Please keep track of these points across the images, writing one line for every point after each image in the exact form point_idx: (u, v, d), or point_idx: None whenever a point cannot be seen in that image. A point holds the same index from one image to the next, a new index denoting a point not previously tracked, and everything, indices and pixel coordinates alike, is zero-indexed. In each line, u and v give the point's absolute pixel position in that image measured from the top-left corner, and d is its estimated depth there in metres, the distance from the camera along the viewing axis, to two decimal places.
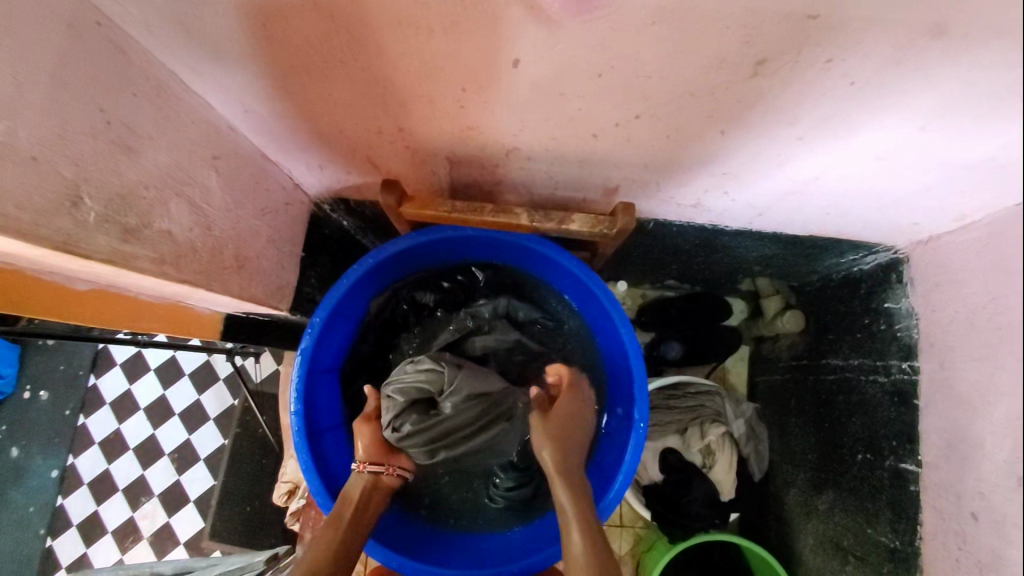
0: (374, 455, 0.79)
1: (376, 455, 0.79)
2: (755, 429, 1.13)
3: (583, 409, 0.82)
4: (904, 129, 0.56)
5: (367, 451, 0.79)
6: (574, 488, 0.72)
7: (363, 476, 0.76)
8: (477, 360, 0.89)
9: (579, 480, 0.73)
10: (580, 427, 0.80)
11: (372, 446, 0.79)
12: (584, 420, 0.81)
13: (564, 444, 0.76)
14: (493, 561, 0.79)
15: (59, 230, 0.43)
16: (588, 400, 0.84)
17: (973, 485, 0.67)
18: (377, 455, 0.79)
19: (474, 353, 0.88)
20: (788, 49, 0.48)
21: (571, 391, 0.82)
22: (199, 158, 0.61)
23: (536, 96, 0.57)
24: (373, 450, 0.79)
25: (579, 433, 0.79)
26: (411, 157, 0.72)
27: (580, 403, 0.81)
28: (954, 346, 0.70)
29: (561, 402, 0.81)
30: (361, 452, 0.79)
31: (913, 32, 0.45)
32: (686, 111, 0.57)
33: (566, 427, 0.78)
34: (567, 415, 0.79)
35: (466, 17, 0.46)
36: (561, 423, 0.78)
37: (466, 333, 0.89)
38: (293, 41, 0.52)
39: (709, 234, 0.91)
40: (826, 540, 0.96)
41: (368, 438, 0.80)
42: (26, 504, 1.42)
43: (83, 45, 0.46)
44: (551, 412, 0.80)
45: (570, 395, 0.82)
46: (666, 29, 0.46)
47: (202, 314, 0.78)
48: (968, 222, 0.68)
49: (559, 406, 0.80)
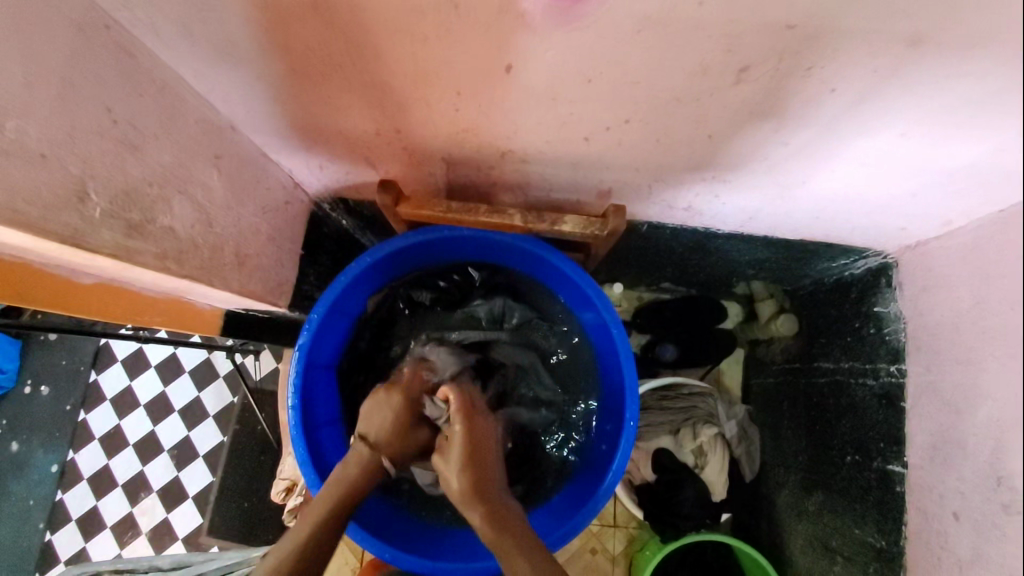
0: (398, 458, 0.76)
1: (399, 454, 0.75)
2: (747, 431, 1.15)
3: (483, 430, 0.75)
4: (887, 137, 0.58)
5: (400, 452, 0.75)
6: (500, 513, 0.65)
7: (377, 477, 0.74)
8: (490, 367, 0.90)
9: (499, 505, 0.66)
10: (486, 448, 0.73)
11: (404, 446, 0.75)
12: (492, 444, 0.75)
13: (479, 474, 0.69)
14: (485, 554, 0.77)
15: (66, 226, 0.45)
16: (481, 414, 0.77)
17: (955, 485, 0.68)
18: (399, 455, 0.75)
19: (490, 362, 0.90)
20: (772, 58, 0.49)
21: (466, 411, 0.75)
22: (201, 156, 0.62)
23: (529, 100, 0.58)
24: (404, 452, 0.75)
25: (488, 456, 0.72)
26: (408, 158, 0.74)
27: (479, 425, 0.75)
28: (940, 350, 0.72)
29: (456, 430, 0.73)
30: (396, 443, 0.74)
31: (890, 43, 0.46)
32: (675, 116, 0.59)
33: (474, 452, 0.70)
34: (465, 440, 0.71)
35: (460, 24, 0.48)
36: (468, 449, 0.71)
37: (483, 343, 0.91)
38: (294, 45, 0.53)
39: (702, 237, 0.92)
40: (815, 541, 0.97)
41: (409, 438, 0.76)
42: (26, 498, 1.44)
43: (89, 47, 0.48)
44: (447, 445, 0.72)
45: (464, 417, 0.74)
46: (654, 37, 0.48)
47: (204, 311, 0.80)
48: (954, 228, 0.70)
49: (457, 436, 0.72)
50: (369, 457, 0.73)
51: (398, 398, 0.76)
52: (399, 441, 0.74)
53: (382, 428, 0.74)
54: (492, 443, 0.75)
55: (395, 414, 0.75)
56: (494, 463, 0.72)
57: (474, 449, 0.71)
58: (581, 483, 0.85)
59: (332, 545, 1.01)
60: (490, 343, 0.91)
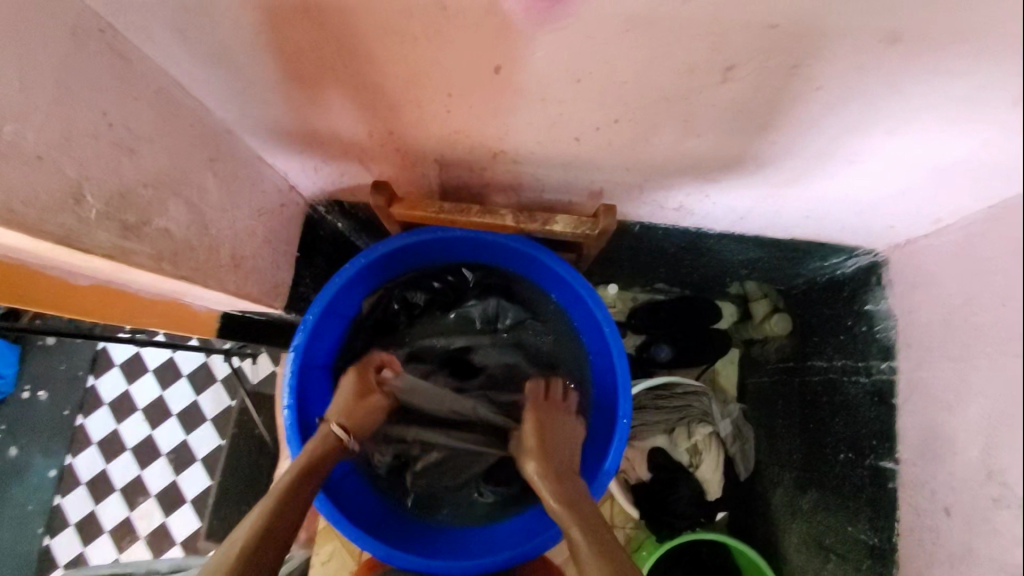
0: (358, 431, 0.79)
1: (355, 422, 0.78)
2: (741, 430, 1.15)
3: (562, 419, 0.82)
4: (871, 134, 0.59)
5: (357, 420, 0.78)
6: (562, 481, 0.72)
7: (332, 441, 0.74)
8: (474, 371, 0.92)
9: (563, 477, 0.73)
10: (562, 434, 0.80)
11: (359, 413, 0.79)
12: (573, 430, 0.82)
13: (550, 456, 0.75)
14: (476, 552, 0.80)
15: (62, 226, 0.45)
16: (566, 405, 0.85)
17: (946, 481, 0.69)
18: (354, 423, 0.78)
19: (474, 366, 0.92)
20: (755, 58, 0.50)
21: (544, 407, 0.83)
22: (196, 159, 0.63)
23: (519, 101, 0.59)
24: (360, 419, 0.79)
25: (561, 440, 0.79)
26: (401, 160, 0.75)
27: (557, 415, 0.82)
28: (929, 346, 0.72)
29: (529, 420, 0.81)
30: (351, 410, 0.78)
31: (870, 42, 0.47)
32: (663, 116, 0.60)
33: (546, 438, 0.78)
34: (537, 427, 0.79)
35: (449, 27, 0.49)
36: (540, 433, 0.78)
37: (467, 347, 0.93)
38: (287, 48, 0.54)
39: (695, 237, 0.93)
40: (810, 539, 0.98)
41: (363, 404, 0.80)
42: (24, 504, 1.42)
43: (85, 51, 0.49)
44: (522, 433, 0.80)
45: (538, 410, 0.82)
46: (639, 37, 0.49)
47: (200, 312, 0.81)
48: (943, 226, 0.71)
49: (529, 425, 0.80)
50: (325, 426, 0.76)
51: (351, 375, 0.82)
52: (352, 408, 0.78)
53: (337, 403, 0.79)
54: (572, 432, 0.81)
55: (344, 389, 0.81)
56: (569, 447, 0.79)
57: (543, 433, 0.78)
58: None
59: (330, 547, 1.02)
60: (474, 347, 0.93)
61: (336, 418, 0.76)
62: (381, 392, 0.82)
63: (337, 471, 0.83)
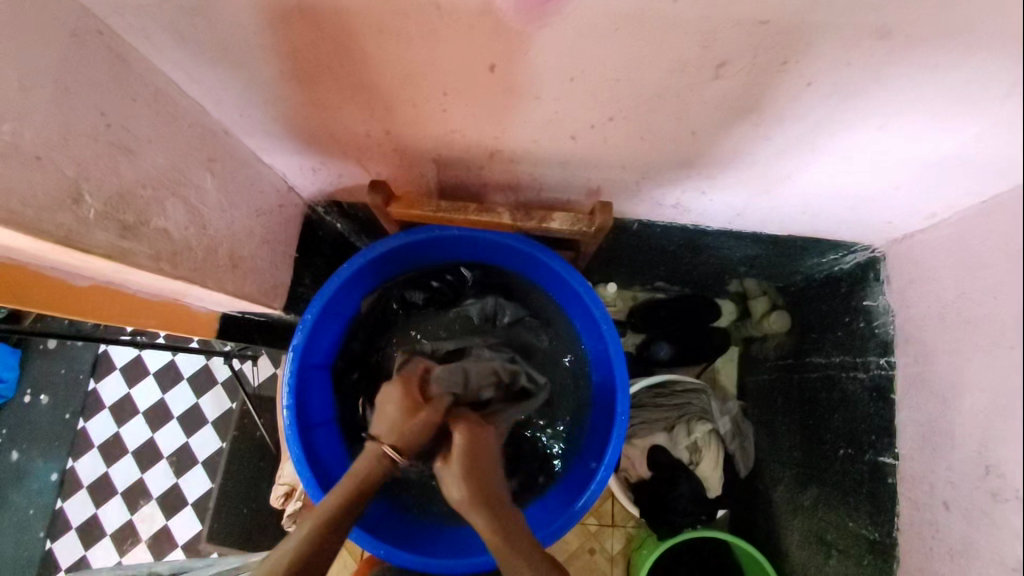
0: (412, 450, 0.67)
1: (407, 443, 0.66)
2: (740, 427, 1.16)
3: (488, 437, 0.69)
4: (865, 129, 0.59)
5: (406, 440, 0.65)
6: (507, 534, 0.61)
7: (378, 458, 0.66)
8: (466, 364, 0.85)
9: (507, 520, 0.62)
10: (488, 458, 0.67)
11: (409, 432, 0.65)
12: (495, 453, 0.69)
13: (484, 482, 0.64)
14: (480, 549, 0.79)
15: (61, 226, 0.46)
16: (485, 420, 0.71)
17: (945, 474, 0.69)
18: (407, 443, 0.66)
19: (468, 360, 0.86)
20: (747, 54, 0.51)
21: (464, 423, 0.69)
22: (194, 160, 0.63)
23: (514, 99, 0.59)
24: (410, 438, 0.65)
25: (491, 469, 0.66)
26: (399, 160, 0.75)
27: (481, 433, 0.68)
28: (927, 340, 0.73)
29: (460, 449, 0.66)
30: (399, 431, 0.65)
31: (861, 37, 0.48)
32: (657, 114, 0.60)
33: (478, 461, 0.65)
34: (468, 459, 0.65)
35: (444, 26, 0.49)
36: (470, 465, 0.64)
37: (460, 348, 0.88)
38: (284, 48, 0.54)
39: (692, 234, 0.93)
40: (811, 535, 0.98)
41: (414, 422, 0.66)
42: (26, 507, 1.45)
43: (82, 52, 0.49)
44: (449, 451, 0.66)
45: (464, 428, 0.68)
46: (632, 34, 0.49)
47: (200, 313, 0.81)
48: (938, 220, 0.71)
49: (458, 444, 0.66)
50: (375, 450, 0.66)
51: (396, 385, 0.69)
52: (401, 424, 0.66)
53: (385, 419, 0.67)
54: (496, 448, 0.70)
55: (394, 400, 0.68)
56: (499, 478, 0.67)
57: (476, 457, 0.65)
58: (574, 478, 0.86)
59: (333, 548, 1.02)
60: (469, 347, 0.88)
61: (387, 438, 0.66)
62: (432, 406, 0.67)
63: (338, 470, 0.84)
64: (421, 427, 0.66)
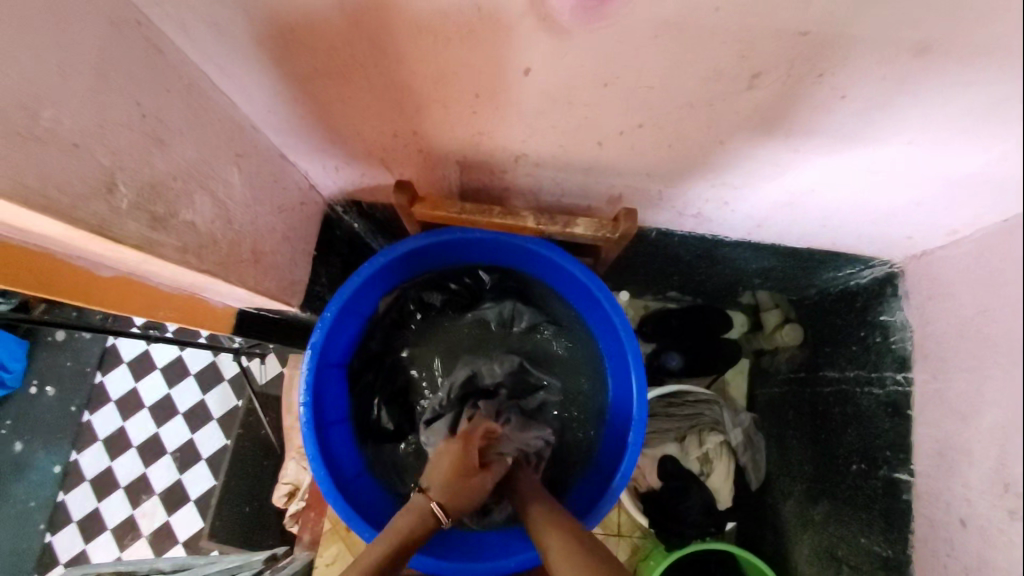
0: (456, 511, 0.71)
1: (456, 503, 0.71)
2: (752, 439, 1.14)
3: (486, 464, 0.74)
4: (894, 144, 0.59)
5: (454, 497, 0.70)
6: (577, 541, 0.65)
7: (424, 512, 0.70)
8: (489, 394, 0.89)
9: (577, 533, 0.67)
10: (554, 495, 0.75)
11: (461, 493, 0.71)
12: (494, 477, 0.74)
13: (461, 497, 0.71)
14: (493, 555, 0.78)
15: (95, 215, 0.46)
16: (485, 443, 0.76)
17: (961, 492, 0.69)
18: (455, 503, 0.71)
19: (486, 388, 0.90)
20: (782, 64, 0.51)
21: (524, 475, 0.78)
22: (222, 154, 0.64)
23: (544, 103, 0.59)
24: (462, 498, 0.71)
25: (480, 481, 0.72)
26: (423, 161, 0.75)
27: (473, 451, 0.74)
28: (946, 357, 0.72)
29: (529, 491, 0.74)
30: (452, 491, 0.71)
31: (899, 51, 0.47)
32: (685, 121, 0.60)
33: (463, 476, 0.71)
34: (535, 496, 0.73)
35: (481, 27, 0.49)
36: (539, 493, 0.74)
37: (470, 376, 0.90)
38: (318, 46, 0.55)
39: (709, 244, 0.93)
40: (821, 552, 0.97)
41: (467, 484, 0.71)
42: (28, 498, 1.45)
43: (122, 44, 0.49)
44: (437, 476, 0.73)
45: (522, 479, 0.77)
46: (668, 41, 0.49)
47: (215, 309, 0.81)
48: (960, 237, 0.71)
49: (446, 468, 0.73)
50: (424, 505, 0.70)
51: (458, 448, 0.74)
52: (452, 486, 0.71)
53: (441, 478, 0.72)
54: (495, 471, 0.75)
55: (454, 464, 0.73)
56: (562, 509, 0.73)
57: (462, 472, 0.72)
58: (589, 486, 0.86)
59: (335, 549, 1.02)
60: (478, 372, 0.91)
61: (439, 497, 0.70)
62: (484, 472, 0.73)
63: (348, 470, 0.83)
64: (477, 487, 0.72)
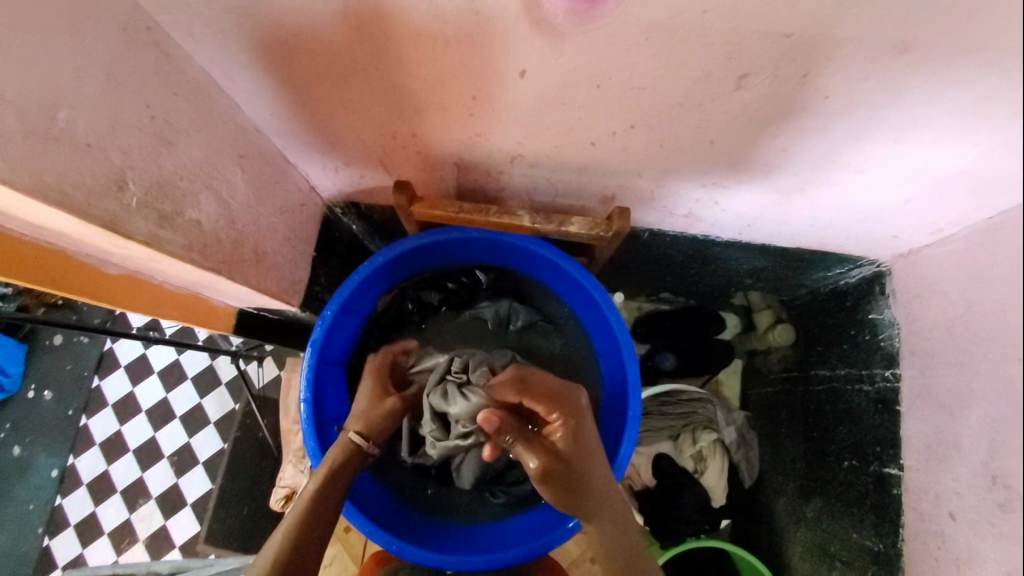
0: (376, 435, 0.82)
1: (372, 427, 0.81)
2: (746, 438, 1.16)
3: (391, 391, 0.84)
4: (879, 143, 0.61)
5: (370, 423, 0.81)
6: (613, 516, 0.69)
7: (344, 443, 0.77)
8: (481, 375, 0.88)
9: (611, 499, 0.70)
10: (586, 424, 0.74)
11: (372, 417, 0.81)
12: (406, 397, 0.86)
13: (370, 421, 0.81)
14: (489, 547, 0.80)
15: (106, 212, 0.47)
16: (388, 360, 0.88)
17: (950, 485, 0.70)
18: (370, 426, 0.81)
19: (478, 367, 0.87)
20: (769, 65, 0.53)
21: (544, 395, 0.75)
22: (227, 155, 0.65)
23: (540, 105, 0.62)
24: (377, 422, 0.81)
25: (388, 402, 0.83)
26: (422, 162, 0.77)
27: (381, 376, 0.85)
28: (932, 353, 0.74)
29: (557, 425, 0.72)
30: (364, 418, 0.81)
31: (877, 53, 0.50)
32: (677, 121, 0.62)
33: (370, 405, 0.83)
34: (571, 437, 0.71)
35: (480, 31, 0.52)
36: (571, 432, 0.72)
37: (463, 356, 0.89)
38: (322, 50, 0.56)
39: (702, 244, 0.95)
40: (814, 547, 0.98)
41: (377, 408, 0.82)
42: (26, 501, 1.45)
43: (132, 46, 0.51)
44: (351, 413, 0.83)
45: (545, 403, 0.74)
46: (659, 43, 0.51)
47: (217, 307, 0.83)
48: (944, 235, 0.73)
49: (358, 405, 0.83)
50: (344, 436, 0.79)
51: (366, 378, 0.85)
52: (365, 415, 0.82)
53: (355, 413, 0.82)
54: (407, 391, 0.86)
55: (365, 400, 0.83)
56: (592, 438, 0.74)
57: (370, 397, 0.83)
58: None
59: (333, 550, 1.02)
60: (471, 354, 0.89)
61: (353, 427, 0.80)
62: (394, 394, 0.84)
63: None
64: (393, 411, 0.83)
